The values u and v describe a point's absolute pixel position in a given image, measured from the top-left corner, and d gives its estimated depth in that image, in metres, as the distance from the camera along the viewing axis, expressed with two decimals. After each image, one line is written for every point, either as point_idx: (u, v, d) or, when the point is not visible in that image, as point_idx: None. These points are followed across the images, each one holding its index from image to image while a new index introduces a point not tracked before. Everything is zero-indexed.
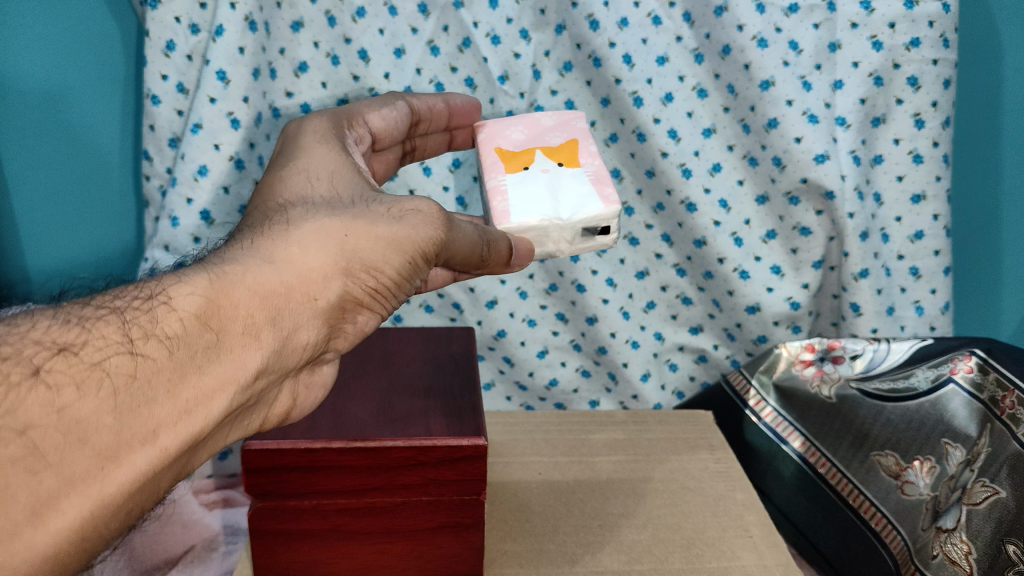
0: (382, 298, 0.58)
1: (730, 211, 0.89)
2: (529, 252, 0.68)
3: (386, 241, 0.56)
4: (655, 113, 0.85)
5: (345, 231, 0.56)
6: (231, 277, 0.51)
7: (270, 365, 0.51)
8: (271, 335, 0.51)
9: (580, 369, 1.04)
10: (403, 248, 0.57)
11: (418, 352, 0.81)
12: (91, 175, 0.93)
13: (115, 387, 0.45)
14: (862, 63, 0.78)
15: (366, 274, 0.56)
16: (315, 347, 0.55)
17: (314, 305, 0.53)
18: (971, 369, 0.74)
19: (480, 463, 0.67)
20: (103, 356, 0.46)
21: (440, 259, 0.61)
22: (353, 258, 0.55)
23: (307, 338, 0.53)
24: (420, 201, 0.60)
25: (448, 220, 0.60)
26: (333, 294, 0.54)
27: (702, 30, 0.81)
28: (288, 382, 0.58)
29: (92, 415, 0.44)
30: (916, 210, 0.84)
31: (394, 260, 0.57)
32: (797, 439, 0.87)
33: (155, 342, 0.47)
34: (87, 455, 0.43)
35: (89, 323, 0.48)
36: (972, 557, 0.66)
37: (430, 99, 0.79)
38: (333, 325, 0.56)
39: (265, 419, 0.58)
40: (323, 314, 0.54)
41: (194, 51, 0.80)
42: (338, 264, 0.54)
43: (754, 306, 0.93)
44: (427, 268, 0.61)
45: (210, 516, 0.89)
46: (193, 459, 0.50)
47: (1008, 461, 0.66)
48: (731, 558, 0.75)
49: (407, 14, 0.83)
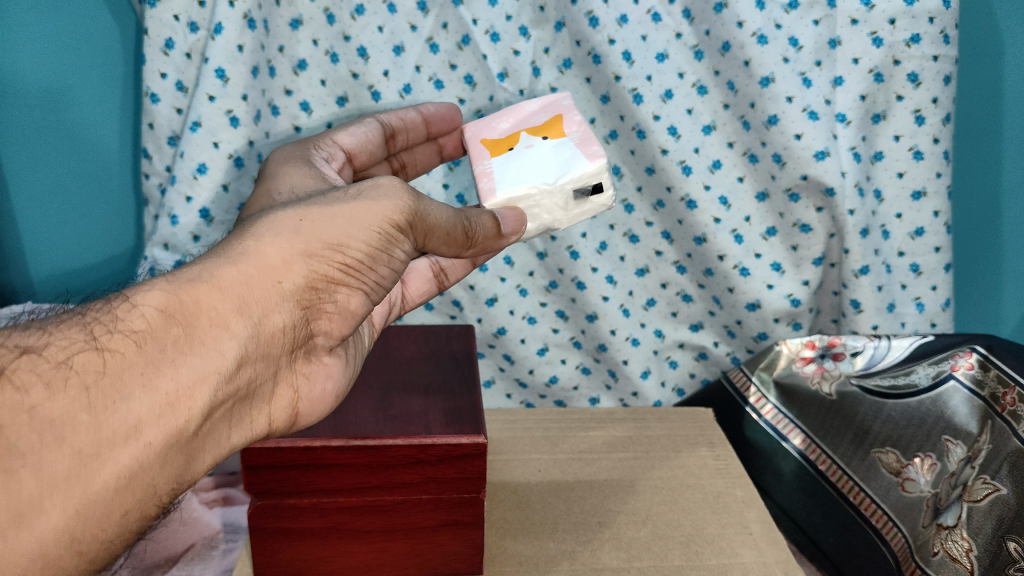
0: (356, 269, 0.54)
1: (730, 208, 0.89)
2: (520, 219, 0.67)
3: (346, 218, 0.54)
4: (655, 110, 0.85)
5: (300, 217, 0.53)
6: (191, 276, 0.49)
7: (250, 353, 0.50)
8: (242, 323, 0.50)
9: (580, 366, 1.03)
10: (367, 221, 0.54)
11: (418, 349, 0.81)
12: (92, 173, 0.92)
13: (85, 384, 0.44)
14: (862, 59, 0.78)
15: (332, 252, 0.53)
16: (295, 330, 0.54)
17: (280, 289, 0.51)
18: (971, 365, 0.73)
19: (479, 461, 0.67)
20: (69, 354, 0.45)
21: (416, 224, 0.58)
22: (312, 238, 0.52)
23: (281, 320, 0.52)
24: (380, 176, 0.57)
25: (414, 192, 0.57)
26: (299, 276, 0.52)
27: (702, 26, 0.81)
28: (283, 376, 0.56)
29: (65, 414, 0.43)
30: (916, 207, 0.84)
31: (357, 232, 0.54)
32: (798, 436, 0.87)
33: (121, 337, 0.46)
34: (65, 455, 0.43)
35: (53, 328, 0.47)
36: (973, 554, 0.66)
37: (402, 110, 0.80)
38: (310, 305, 0.54)
39: (270, 417, 0.56)
40: (291, 297, 0.52)
41: (193, 49, 0.80)
42: (296, 247, 0.52)
43: (755, 303, 0.92)
44: (408, 239, 0.58)
45: (210, 514, 0.89)
46: (192, 461, 0.49)
47: (1009, 458, 0.66)
48: (731, 555, 0.75)
49: (407, 11, 0.83)
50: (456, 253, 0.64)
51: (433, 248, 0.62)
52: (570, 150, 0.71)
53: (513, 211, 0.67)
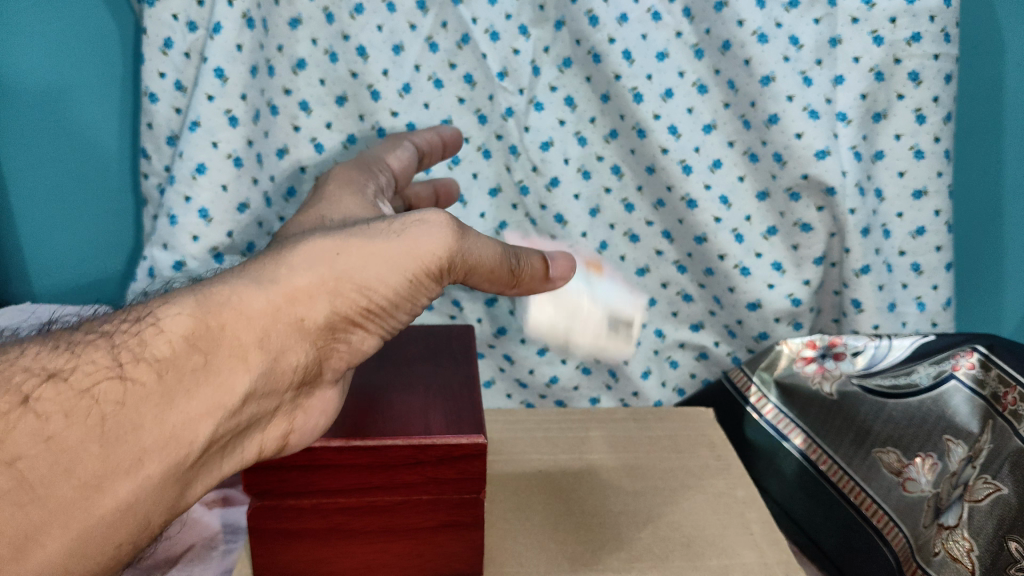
0: (380, 314, 0.58)
1: (731, 207, 0.89)
2: (568, 267, 0.72)
3: (384, 259, 0.57)
4: (655, 109, 0.85)
5: (338, 251, 0.56)
6: (220, 299, 0.52)
7: (259, 389, 0.52)
8: (259, 357, 0.52)
9: (581, 366, 1.02)
10: (403, 265, 0.58)
11: (419, 350, 0.81)
12: (90, 175, 0.92)
13: (102, 414, 0.46)
14: (862, 58, 0.78)
15: (359, 294, 0.56)
16: (307, 368, 0.56)
17: (301, 327, 0.54)
18: (973, 365, 0.73)
19: (479, 462, 0.67)
20: (92, 382, 0.47)
21: (454, 269, 0.61)
22: (343, 278, 0.55)
23: (296, 360, 0.55)
24: (428, 212, 0.60)
25: (458, 233, 0.60)
26: (321, 315, 0.55)
27: (702, 25, 0.81)
28: (283, 410, 0.58)
29: (78, 444, 0.45)
30: (917, 206, 0.84)
31: (388, 275, 0.57)
32: (798, 436, 0.87)
33: (144, 366, 0.48)
34: (70, 485, 0.44)
35: (78, 349, 0.49)
36: (974, 554, 0.65)
37: (426, 134, 0.83)
38: (325, 345, 0.57)
39: (260, 447, 0.57)
40: (310, 334, 0.55)
41: (192, 49, 0.79)
42: (327, 284, 0.55)
43: (755, 303, 0.92)
44: (446, 281, 0.62)
45: (210, 515, 0.89)
46: (187, 492, 0.50)
47: (1010, 457, 0.65)
48: (732, 555, 0.74)
49: (406, 10, 0.83)
50: (500, 289, 0.67)
51: (477, 283, 0.65)
52: None
53: (565, 258, 0.72)
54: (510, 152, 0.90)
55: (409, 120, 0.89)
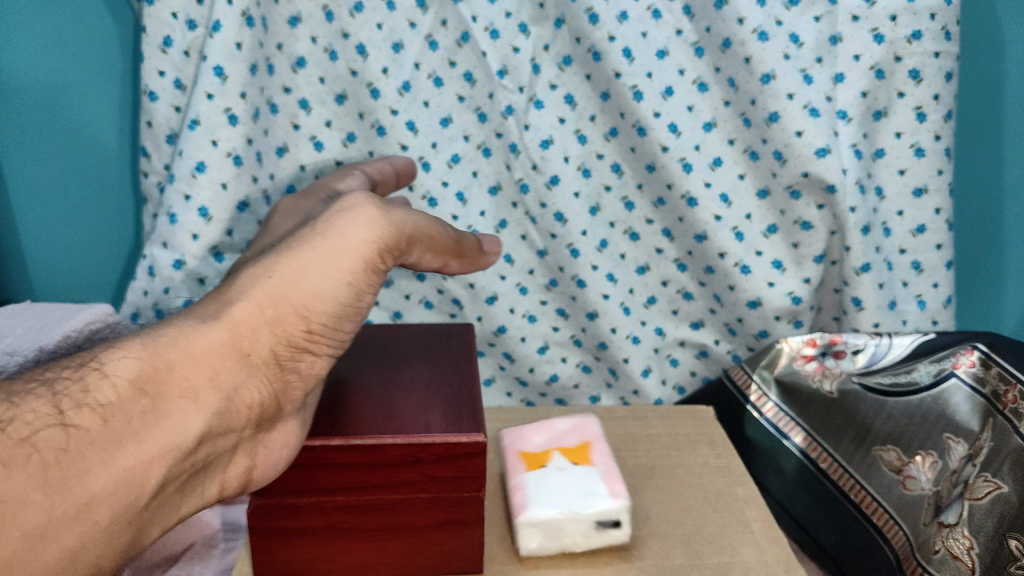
0: (326, 330, 0.60)
1: (731, 206, 0.89)
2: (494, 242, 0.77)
3: (315, 271, 0.59)
4: (655, 107, 0.85)
5: (272, 274, 0.59)
6: (167, 339, 0.55)
7: (211, 428, 0.55)
8: (209, 396, 0.55)
9: (580, 364, 1.03)
10: (337, 265, 0.60)
11: (419, 349, 0.81)
12: (90, 171, 0.92)
13: (44, 461, 0.47)
14: (863, 56, 0.79)
15: (299, 315, 0.59)
16: (263, 406, 0.59)
17: (247, 360, 0.57)
18: (973, 363, 0.73)
19: (479, 460, 0.67)
20: (32, 430, 0.48)
21: (386, 248, 0.62)
22: (281, 300, 0.58)
23: (250, 397, 0.58)
24: (351, 200, 0.63)
25: (384, 217, 0.62)
26: (264, 343, 0.58)
27: (703, 23, 0.82)
28: (242, 447, 0.60)
29: (20, 493, 0.46)
30: (918, 204, 0.84)
31: (323, 285, 0.59)
32: (798, 434, 0.87)
33: (87, 412, 0.50)
34: (14, 536, 0.45)
35: (19, 398, 0.50)
36: (974, 552, 0.65)
37: (377, 164, 0.84)
38: (277, 379, 0.59)
39: (222, 485, 0.60)
40: (257, 368, 0.58)
41: (191, 47, 0.79)
42: (266, 310, 0.58)
43: (755, 302, 0.92)
44: (385, 266, 0.63)
45: (210, 514, 0.88)
46: (141, 535, 0.53)
47: (1011, 455, 0.65)
48: (731, 553, 0.74)
49: (405, 8, 0.83)
50: (443, 262, 0.70)
51: (418, 257, 0.67)
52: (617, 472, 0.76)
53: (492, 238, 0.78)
54: (510, 150, 0.90)
55: (409, 119, 0.89)
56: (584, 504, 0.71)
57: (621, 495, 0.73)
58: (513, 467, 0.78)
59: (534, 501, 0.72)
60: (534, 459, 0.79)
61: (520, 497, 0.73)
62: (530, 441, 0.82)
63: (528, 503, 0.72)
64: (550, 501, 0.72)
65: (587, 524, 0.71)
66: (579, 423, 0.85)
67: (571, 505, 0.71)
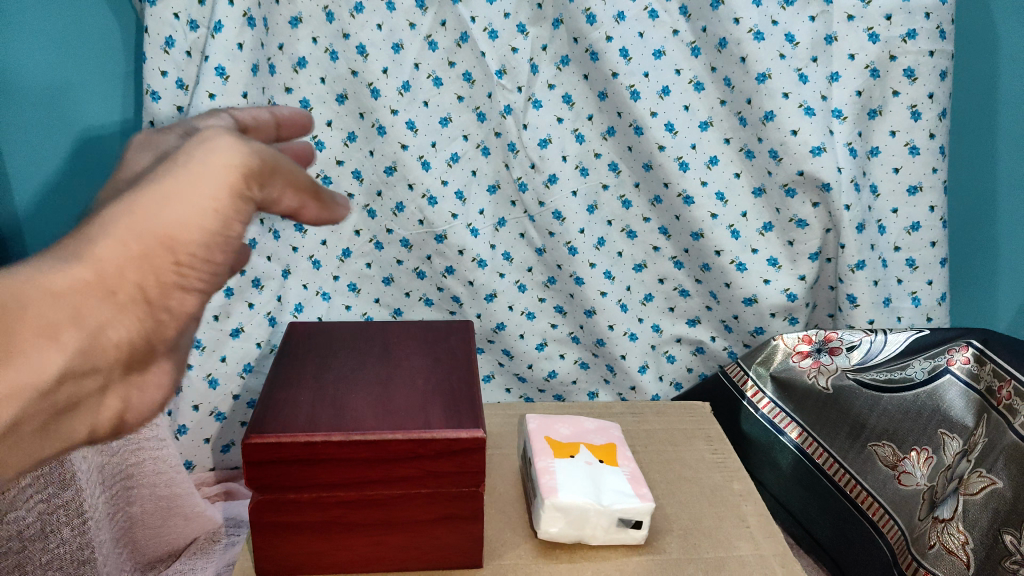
0: (194, 266, 0.40)
1: (727, 203, 0.90)
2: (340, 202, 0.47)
3: (167, 200, 0.39)
4: (653, 106, 0.86)
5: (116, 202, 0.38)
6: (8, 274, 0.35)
7: (76, 369, 0.38)
8: (74, 335, 0.37)
9: (579, 361, 1.03)
10: (201, 193, 0.39)
11: (418, 345, 0.82)
12: (91, 173, 0.93)
13: None
14: (858, 55, 0.80)
15: (160, 251, 0.39)
16: (138, 346, 0.41)
17: (110, 299, 0.38)
18: (967, 360, 0.74)
19: (479, 456, 0.67)
20: None
21: (257, 170, 0.41)
22: (134, 232, 0.38)
23: (121, 336, 0.39)
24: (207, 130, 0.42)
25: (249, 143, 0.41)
26: (126, 284, 0.38)
27: (699, 23, 0.82)
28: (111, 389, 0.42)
29: None
30: (912, 202, 0.85)
31: (190, 214, 0.39)
32: (795, 429, 0.88)
33: None
34: None
35: None
36: (969, 546, 0.66)
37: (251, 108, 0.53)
38: (146, 319, 0.40)
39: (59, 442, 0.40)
40: (127, 309, 0.39)
41: (194, 48, 0.81)
42: (126, 246, 0.38)
43: (752, 298, 0.93)
44: (253, 198, 0.42)
45: (213, 509, 0.88)
46: None
47: (1006, 451, 0.66)
48: (728, 547, 0.74)
49: (405, 9, 0.85)
50: (297, 207, 0.44)
51: (270, 195, 0.42)
52: (624, 481, 0.75)
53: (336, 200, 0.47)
54: (508, 149, 0.91)
55: (409, 119, 0.89)
56: (612, 499, 0.71)
57: (648, 497, 0.72)
58: (541, 450, 0.78)
59: (562, 486, 0.72)
60: (562, 449, 0.79)
61: (548, 480, 0.73)
62: (558, 432, 0.83)
63: (557, 487, 0.72)
64: (578, 489, 0.72)
65: (611, 518, 0.71)
66: (604, 426, 0.86)
67: (599, 497, 0.72)
